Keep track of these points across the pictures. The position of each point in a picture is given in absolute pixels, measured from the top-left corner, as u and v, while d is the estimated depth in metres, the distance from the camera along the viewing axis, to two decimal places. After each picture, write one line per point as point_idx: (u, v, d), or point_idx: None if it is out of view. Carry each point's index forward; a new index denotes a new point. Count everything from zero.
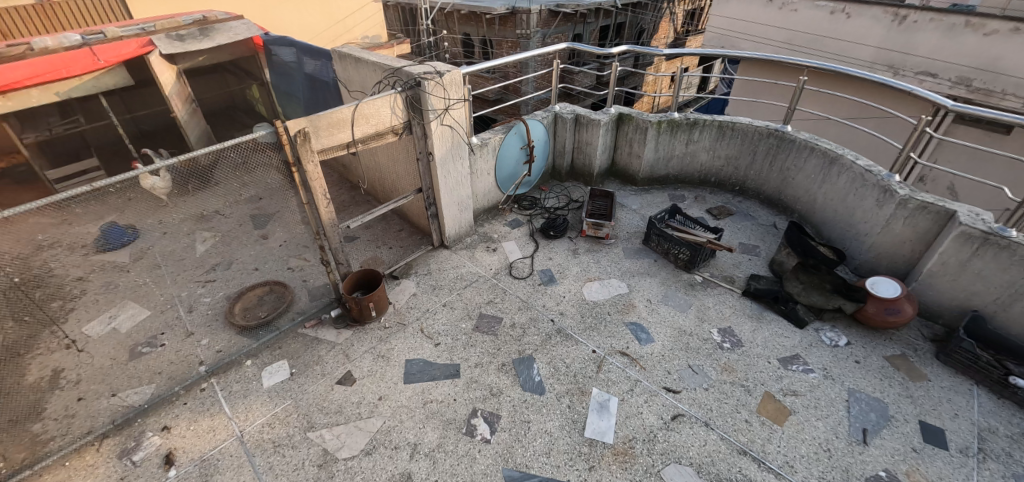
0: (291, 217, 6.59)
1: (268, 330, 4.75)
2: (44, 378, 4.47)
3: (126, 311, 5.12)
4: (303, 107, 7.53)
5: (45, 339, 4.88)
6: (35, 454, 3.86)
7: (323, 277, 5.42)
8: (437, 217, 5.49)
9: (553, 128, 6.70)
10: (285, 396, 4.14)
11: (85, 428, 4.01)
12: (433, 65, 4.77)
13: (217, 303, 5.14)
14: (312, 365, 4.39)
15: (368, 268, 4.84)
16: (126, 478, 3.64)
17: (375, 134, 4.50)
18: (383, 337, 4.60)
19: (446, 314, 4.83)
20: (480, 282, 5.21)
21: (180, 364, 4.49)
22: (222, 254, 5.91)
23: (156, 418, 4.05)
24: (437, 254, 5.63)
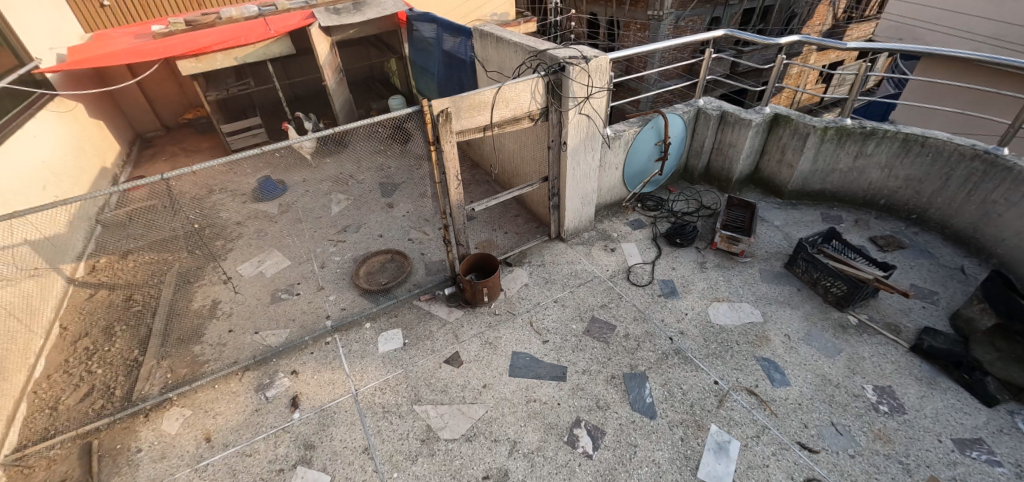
0: (415, 188, 6.84)
1: (387, 297, 4.99)
2: (205, 306, 5.16)
3: (272, 258, 5.71)
4: (435, 82, 7.71)
5: (209, 272, 5.64)
6: (194, 372, 4.48)
7: (440, 252, 5.55)
8: (558, 209, 5.30)
9: (693, 125, 6.08)
10: (397, 365, 4.31)
11: (232, 358, 4.55)
12: (580, 49, 4.48)
13: (345, 263, 5.51)
14: (424, 339, 4.51)
15: (487, 253, 4.82)
16: (260, 410, 4.07)
17: (512, 119, 4.34)
18: (492, 325, 4.59)
19: (557, 311, 4.68)
20: (595, 283, 4.97)
21: (310, 315, 4.89)
22: (352, 217, 6.33)
23: (287, 361, 4.44)
24: (554, 246, 5.47)
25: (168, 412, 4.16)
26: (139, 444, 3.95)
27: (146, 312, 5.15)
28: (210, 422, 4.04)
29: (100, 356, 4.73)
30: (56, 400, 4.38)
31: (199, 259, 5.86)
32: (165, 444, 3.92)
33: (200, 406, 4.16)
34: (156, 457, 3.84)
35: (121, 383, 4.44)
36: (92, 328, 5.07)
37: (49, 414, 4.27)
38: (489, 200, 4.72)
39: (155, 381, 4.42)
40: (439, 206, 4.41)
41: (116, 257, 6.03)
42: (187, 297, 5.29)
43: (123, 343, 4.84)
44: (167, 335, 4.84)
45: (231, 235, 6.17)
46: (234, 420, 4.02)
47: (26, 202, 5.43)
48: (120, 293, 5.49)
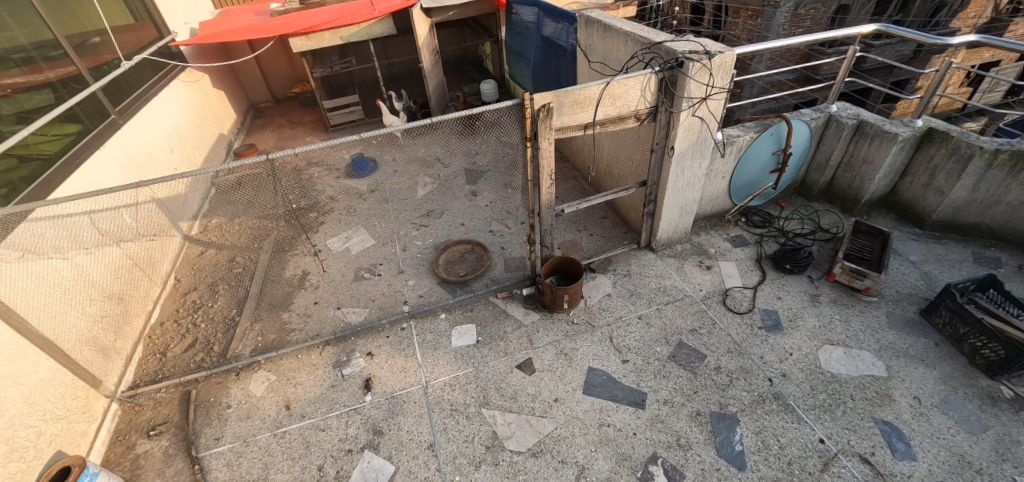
0: (500, 178, 6.70)
1: (465, 290, 4.92)
2: (296, 275, 5.44)
3: (359, 235, 5.89)
4: (530, 68, 7.44)
5: (302, 243, 5.94)
6: (281, 339, 4.73)
7: (520, 249, 5.38)
8: (652, 217, 4.91)
9: (819, 134, 5.30)
10: (469, 362, 4.22)
11: (315, 331, 4.74)
12: (703, 43, 3.96)
13: (426, 249, 5.52)
14: (497, 340, 4.38)
15: (572, 257, 4.53)
16: (336, 387, 4.18)
17: (618, 117, 3.95)
18: (568, 334, 4.36)
19: (641, 330, 4.34)
20: (686, 304, 4.55)
21: (388, 298, 4.96)
22: (436, 202, 6.34)
23: (364, 341, 4.53)
24: (644, 256, 5.09)
25: (256, 374, 4.43)
26: (229, 400, 4.25)
27: (245, 274, 5.54)
28: (291, 390, 4.23)
29: (204, 311, 5.16)
30: (166, 346, 4.84)
31: (294, 229, 6.21)
32: (250, 404, 4.18)
33: (283, 373, 4.38)
34: (241, 416, 4.10)
35: (219, 339, 4.80)
36: (200, 284, 5.55)
37: (159, 358, 4.73)
38: (580, 202, 4.42)
39: (247, 342, 4.73)
40: (528, 204, 4.20)
41: (225, 219, 6.55)
42: (281, 265, 5.61)
43: (224, 302, 5.23)
44: (261, 299, 5.17)
45: (324, 208, 6.51)
46: (312, 392, 4.18)
47: (156, 164, 6.04)
48: (225, 254, 5.95)
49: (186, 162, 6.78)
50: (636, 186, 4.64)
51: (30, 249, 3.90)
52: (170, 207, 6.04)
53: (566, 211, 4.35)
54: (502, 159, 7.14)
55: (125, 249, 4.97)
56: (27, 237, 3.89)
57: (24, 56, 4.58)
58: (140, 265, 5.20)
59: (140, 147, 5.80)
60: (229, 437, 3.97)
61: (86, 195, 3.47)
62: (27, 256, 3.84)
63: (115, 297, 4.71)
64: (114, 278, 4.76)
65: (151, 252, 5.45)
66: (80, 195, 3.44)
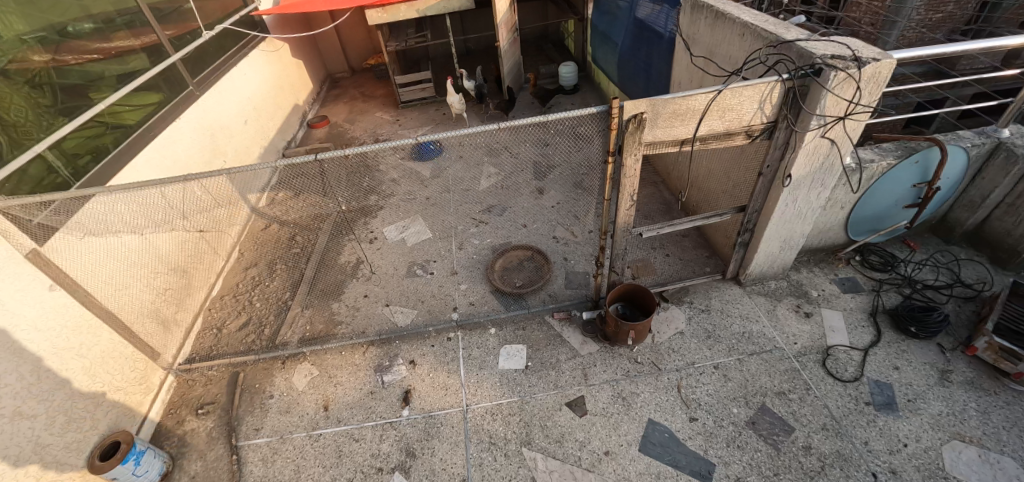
0: (570, 176, 6.15)
1: (520, 305, 4.51)
2: (350, 263, 5.32)
3: (416, 226, 5.66)
4: (616, 53, 6.64)
5: (360, 228, 5.82)
6: (328, 331, 4.62)
7: (585, 263, 4.86)
8: (744, 247, 4.21)
9: (978, 165, 4.22)
10: (515, 390, 3.86)
11: (361, 327, 4.57)
12: (852, 45, 3.11)
13: (483, 250, 5.16)
14: (548, 369, 3.97)
15: (644, 287, 3.95)
16: (375, 394, 3.99)
17: (725, 134, 3.23)
18: (629, 374, 3.85)
19: (715, 383, 3.76)
20: (773, 361, 3.90)
21: (437, 301, 4.68)
22: (499, 197, 5.93)
23: (408, 347, 4.30)
24: (720, 284, 4.52)
25: (300, 365, 4.37)
26: (273, 390, 4.22)
27: (302, 256, 5.51)
28: (331, 389, 4.11)
29: (261, 290, 5.20)
30: (223, 322, 4.93)
31: (354, 212, 6.11)
32: (291, 398, 4.12)
33: (326, 370, 4.27)
34: (281, 410, 4.05)
35: (271, 322, 4.80)
36: (261, 260, 5.61)
37: (215, 334, 4.83)
38: (663, 226, 3.78)
39: (295, 330, 4.68)
40: (601, 224, 3.64)
41: (292, 193, 6.59)
42: (337, 250, 5.52)
43: (280, 282, 5.24)
44: (313, 285, 5.10)
45: (385, 192, 6.37)
46: (351, 395, 4.02)
47: (228, 138, 6.16)
48: (287, 231, 5.97)
49: (259, 135, 6.90)
50: (731, 212, 3.92)
51: (101, 226, 3.97)
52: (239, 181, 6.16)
53: (643, 235, 3.74)
54: (575, 154, 6.56)
55: (195, 225, 5.06)
56: (98, 215, 3.96)
57: (110, 23, 4.73)
58: (208, 240, 5.31)
59: (214, 121, 5.93)
60: (268, 430, 3.94)
61: (138, 185, 3.44)
62: (95, 233, 3.92)
63: (180, 271, 4.83)
64: (181, 253, 4.88)
65: (220, 226, 5.55)
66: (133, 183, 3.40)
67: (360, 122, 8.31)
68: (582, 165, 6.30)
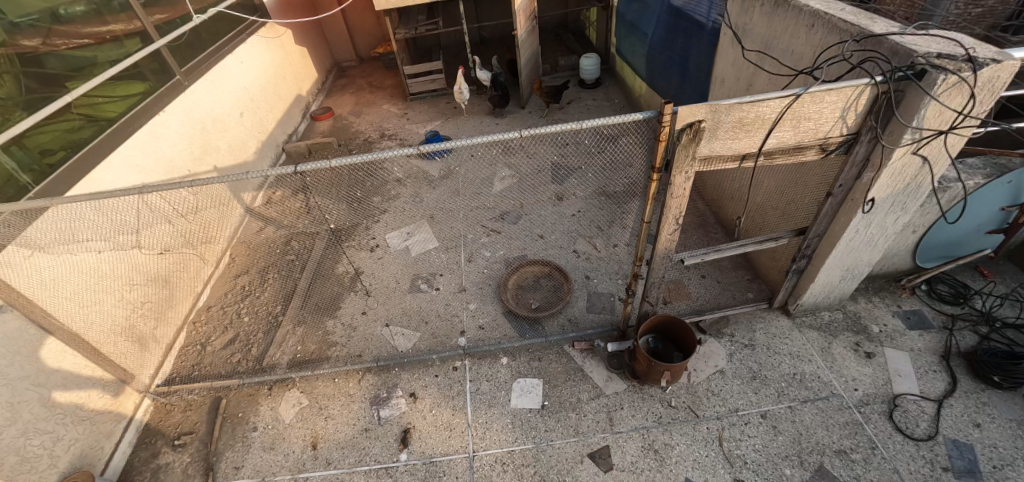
0: (592, 181, 5.59)
1: (535, 331, 3.98)
2: (348, 274, 4.84)
3: (422, 233, 5.15)
4: (646, 46, 6.01)
5: (360, 234, 5.33)
6: (321, 353, 4.15)
7: (610, 283, 4.32)
8: (799, 273, 3.67)
9: None
10: (529, 435, 3.36)
11: (357, 350, 4.09)
12: (961, 42, 2.53)
13: (494, 264, 4.64)
14: (567, 410, 3.46)
15: (682, 321, 3.41)
16: (369, 432, 3.51)
17: (796, 148, 2.69)
18: (662, 421, 3.33)
19: (764, 437, 3.22)
20: (830, 412, 3.36)
21: (443, 322, 4.17)
22: (514, 202, 5.39)
23: (408, 377, 3.81)
24: (764, 313, 4.00)
25: (288, 393, 3.91)
26: (256, 421, 3.77)
27: (297, 264, 5.04)
28: (320, 423, 3.64)
29: (251, 301, 4.75)
30: (208, 337, 4.50)
31: (354, 215, 5.62)
32: (276, 432, 3.67)
33: (316, 400, 3.81)
34: (265, 446, 3.60)
35: (259, 341, 4.36)
36: (253, 267, 5.16)
37: (199, 351, 4.40)
38: (709, 252, 3.21)
39: (285, 350, 4.23)
40: (636, 249, 3.10)
41: (291, 192, 6.12)
42: (334, 258, 5.05)
43: (271, 294, 4.78)
44: (307, 299, 4.64)
45: (389, 194, 5.87)
46: (343, 433, 3.55)
47: (221, 132, 5.66)
48: (283, 234, 5.50)
49: (256, 129, 6.43)
50: (787, 235, 3.36)
51: (67, 235, 3.62)
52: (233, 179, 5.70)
53: (686, 262, 3.18)
54: (597, 156, 6.00)
55: (178, 228, 4.67)
56: (63, 223, 3.61)
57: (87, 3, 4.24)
58: (196, 246, 4.89)
59: (207, 114, 5.46)
60: (248, 470, 3.49)
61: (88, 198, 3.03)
62: (60, 242, 3.58)
63: (161, 281, 4.42)
64: (163, 260, 4.47)
65: (208, 229, 5.14)
66: (84, 195, 3.00)
67: (366, 115, 7.80)
68: (605, 169, 5.73)
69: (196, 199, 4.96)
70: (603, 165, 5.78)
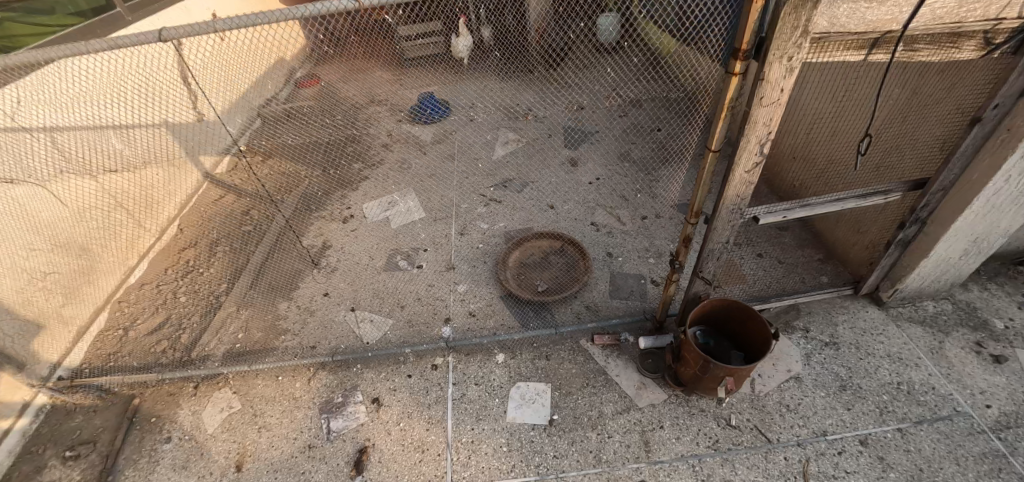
0: (613, 146, 4.64)
1: (543, 321, 3.02)
2: (313, 248, 3.93)
3: (406, 202, 4.24)
4: None
5: (333, 202, 4.42)
6: (266, 343, 3.23)
7: (639, 263, 3.36)
8: (904, 247, 2.72)
9: None
10: (531, 464, 2.40)
11: (311, 340, 3.17)
12: None
13: (492, 238, 3.70)
14: (585, 429, 2.50)
15: (749, 306, 2.43)
16: (312, 451, 2.58)
17: (951, 35, 1.82)
18: (718, 447, 2.38)
19: (869, 473, 2.24)
20: (957, 438, 2.37)
21: (423, 307, 3.23)
22: (519, 168, 4.45)
23: (373, 376, 2.88)
24: (845, 302, 3.03)
25: (218, 393, 3.00)
26: (172, 430, 2.86)
27: (254, 236, 4.14)
28: (252, 436, 2.73)
29: (192, 279, 3.86)
30: (133, 320, 3.60)
31: (330, 182, 4.71)
32: (194, 445, 2.76)
33: (251, 404, 2.89)
34: (177, 465, 2.69)
35: (193, 326, 3.45)
36: (202, 239, 4.27)
37: (120, 336, 3.50)
38: (795, 207, 2.23)
39: (223, 338, 3.32)
40: (690, 201, 2.15)
41: (260, 158, 5.28)
42: (299, 229, 4.14)
43: (217, 270, 3.89)
44: (259, 276, 3.73)
45: (372, 160, 4.96)
46: (279, 450, 2.63)
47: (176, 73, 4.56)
48: (243, 203, 4.62)
49: (226, 85, 5.47)
50: (901, 190, 2.40)
51: None
52: (189, 138, 4.77)
53: (761, 222, 2.21)
54: (617, 120, 5.06)
55: (104, 186, 3.84)
56: None
57: None
58: (127, 207, 4.04)
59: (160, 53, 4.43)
60: None
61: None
62: None
63: (75, 249, 3.54)
64: (82, 225, 3.62)
65: (150, 191, 4.31)
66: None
67: (355, 83, 6.53)
68: (629, 134, 4.79)
69: (133, 155, 4.14)
70: (626, 129, 4.89)
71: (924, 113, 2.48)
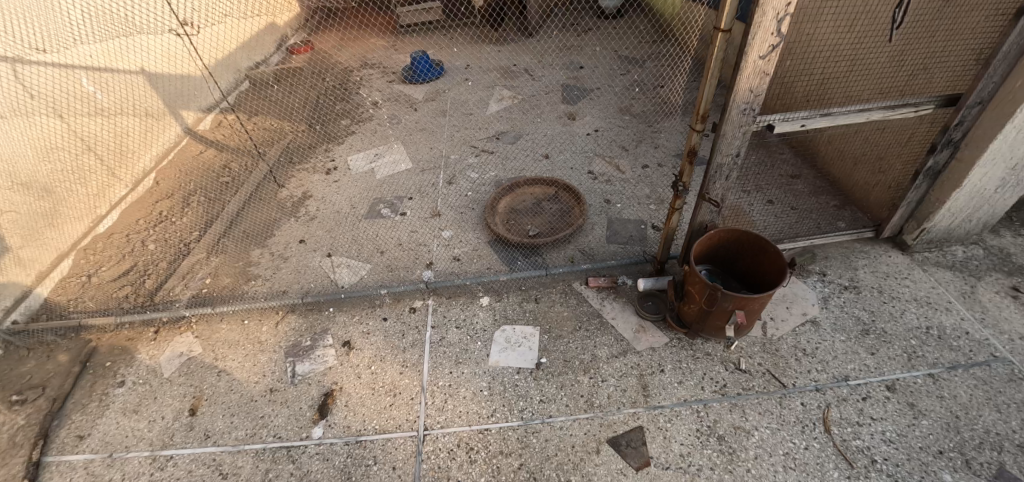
0: (613, 101, 4.34)
1: (532, 264, 2.81)
2: (293, 197, 3.69)
3: (393, 154, 4.00)
4: None
5: (317, 155, 4.17)
6: (235, 288, 2.99)
7: (638, 209, 3.12)
8: (932, 179, 2.46)
9: None
10: (515, 408, 2.14)
11: (282, 285, 2.93)
12: None
13: (482, 186, 3.47)
14: (575, 373, 2.24)
15: (760, 235, 2.18)
16: (275, 395, 2.35)
17: None
18: (726, 392, 2.12)
19: (898, 421, 2.00)
20: (996, 385, 2.09)
21: (405, 252, 3.00)
22: (513, 121, 4.20)
23: (346, 319, 2.64)
24: (865, 248, 2.77)
25: (179, 337, 2.76)
26: (127, 374, 2.62)
27: (231, 187, 3.91)
28: (210, 380, 2.50)
29: (163, 228, 3.62)
30: (97, 267, 3.34)
31: (315, 136, 4.45)
32: (147, 390, 2.52)
33: (213, 348, 2.66)
34: (128, 410, 2.45)
35: (160, 272, 3.22)
36: (178, 191, 3.99)
37: (82, 283, 3.24)
38: (814, 115, 1.99)
39: (190, 284, 3.07)
40: (697, 102, 1.91)
41: (245, 115, 4.92)
42: (278, 180, 3.90)
43: (190, 219, 3.66)
44: (233, 225, 3.49)
45: (360, 115, 4.70)
46: (238, 394, 2.40)
47: (146, 9, 4.17)
48: (223, 157, 4.35)
49: (214, 38, 5.04)
50: (932, 105, 2.15)
51: None
52: (169, 90, 4.42)
53: (776, 131, 1.97)
54: (619, 78, 4.74)
55: (73, 127, 3.45)
56: None
57: None
58: (98, 152, 3.67)
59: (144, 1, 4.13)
60: (95, 442, 2.34)
61: None
62: None
63: (36, 190, 3.18)
64: (45, 166, 3.24)
65: (124, 140, 3.93)
66: None
67: (348, 48, 6.34)
68: (630, 91, 4.47)
69: (106, 98, 3.74)
70: (627, 86, 4.56)
71: (958, 22, 2.22)
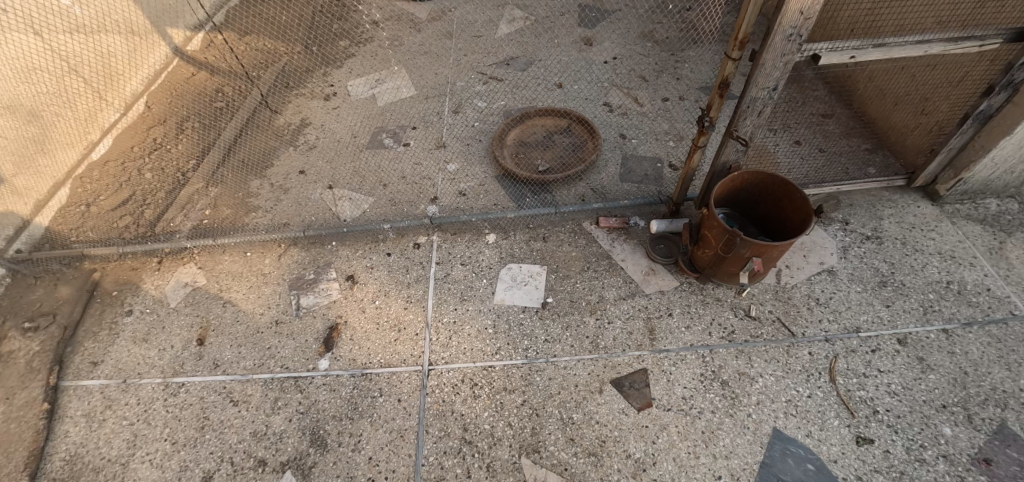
0: (635, 24, 3.97)
1: (541, 201, 2.71)
2: (291, 125, 3.52)
3: (396, 80, 3.74)
4: None
5: (314, 80, 3.93)
6: (235, 220, 2.91)
7: (655, 146, 2.95)
8: (981, 124, 2.27)
9: None
10: (519, 347, 2.14)
11: (283, 218, 2.86)
12: None
13: (490, 117, 3.29)
14: (582, 314, 2.21)
15: (787, 178, 2.04)
16: (281, 327, 2.36)
17: None
18: (734, 338, 2.10)
19: (905, 374, 1.98)
20: (1011, 343, 2.05)
21: (408, 186, 2.89)
22: (524, 45, 3.88)
23: (349, 255, 2.59)
24: (893, 196, 2.63)
25: (182, 268, 2.74)
26: (134, 303, 2.63)
27: (226, 113, 3.72)
28: (216, 310, 2.50)
29: (160, 154, 3.49)
30: (95, 196, 3.25)
31: (312, 59, 4.17)
32: (155, 319, 2.54)
33: (217, 279, 2.64)
34: (139, 338, 2.48)
35: (159, 201, 3.14)
36: (172, 116, 3.81)
37: (82, 211, 3.16)
38: (866, 46, 1.78)
39: (190, 214, 3.00)
40: (736, 25, 1.69)
41: (236, 33, 4.56)
42: (276, 107, 3.70)
43: (186, 146, 3.52)
44: (231, 154, 3.35)
45: (359, 35, 4.36)
46: (244, 326, 2.41)
47: None
48: (216, 80, 4.10)
49: None
50: (1000, 39, 1.92)
51: None
52: (155, 4, 3.99)
53: (821, 61, 1.77)
54: None
55: (51, 45, 3.20)
56: None
57: None
58: (83, 74, 3.44)
59: None
60: (108, 369, 2.39)
61: None
62: None
63: (22, 115, 3.00)
64: (27, 88, 3.04)
65: (109, 61, 3.66)
66: None
67: None
68: (655, 13, 4.04)
69: (85, 13, 3.43)
70: (651, 8, 4.10)
71: None
